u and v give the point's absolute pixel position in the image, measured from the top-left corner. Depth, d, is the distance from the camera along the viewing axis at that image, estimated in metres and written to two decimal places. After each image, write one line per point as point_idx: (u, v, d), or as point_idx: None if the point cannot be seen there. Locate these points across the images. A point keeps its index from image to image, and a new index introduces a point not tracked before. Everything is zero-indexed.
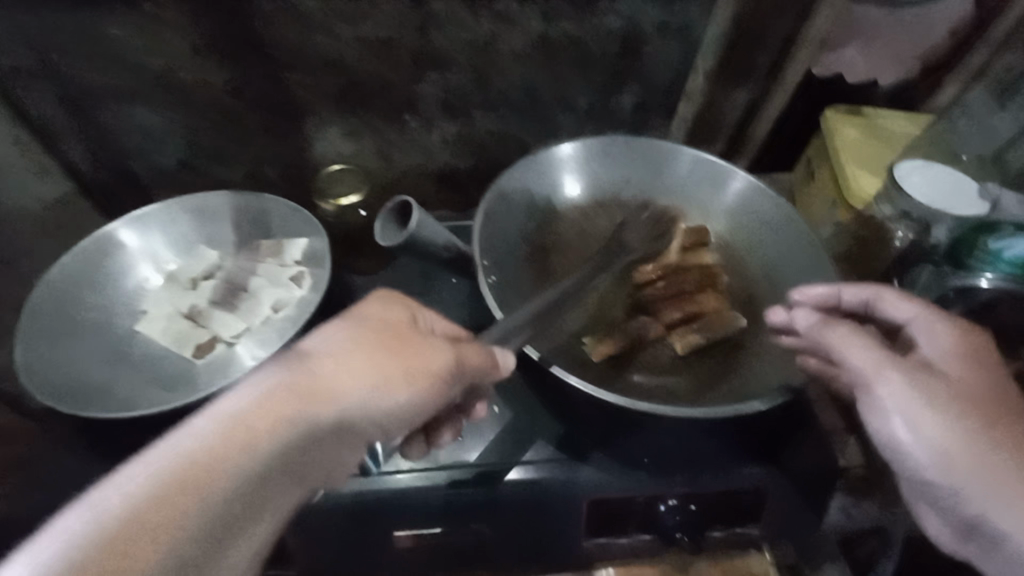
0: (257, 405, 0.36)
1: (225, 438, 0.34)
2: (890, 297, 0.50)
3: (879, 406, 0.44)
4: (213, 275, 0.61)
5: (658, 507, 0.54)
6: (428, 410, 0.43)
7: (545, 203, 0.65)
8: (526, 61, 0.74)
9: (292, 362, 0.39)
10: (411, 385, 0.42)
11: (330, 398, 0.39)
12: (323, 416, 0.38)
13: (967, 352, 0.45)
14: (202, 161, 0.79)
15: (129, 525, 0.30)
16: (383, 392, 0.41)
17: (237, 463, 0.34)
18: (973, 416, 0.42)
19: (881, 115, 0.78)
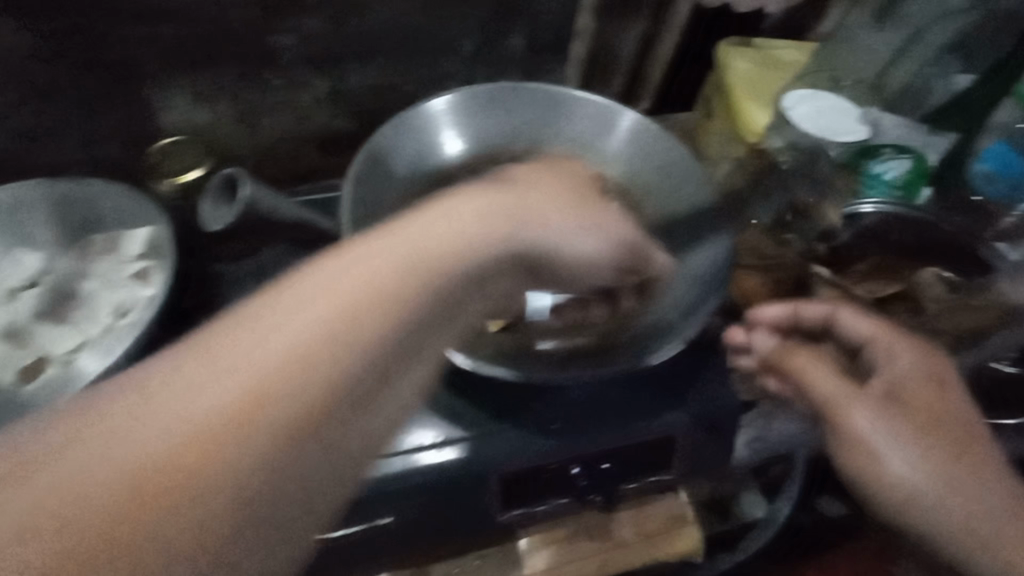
0: (284, 348, 0.28)
1: (297, 349, 0.29)
2: (847, 313, 0.50)
3: (855, 440, 0.42)
4: (35, 283, 0.51)
5: (572, 470, 0.53)
6: (493, 272, 0.39)
7: (426, 163, 0.58)
8: (395, 2, 0.66)
9: (349, 266, 0.32)
10: (472, 251, 0.38)
11: (405, 263, 0.34)
12: (419, 290, 0.34)
13: (932, 376, 0.44)
14: (13, 143, 0.64)
15: (158, 469, 0.25)
16: (456, 251, 0.37)
17: (323, 374, 0.29)
18: (939, 441, 0.41)
19: (769, 44, 0.77)
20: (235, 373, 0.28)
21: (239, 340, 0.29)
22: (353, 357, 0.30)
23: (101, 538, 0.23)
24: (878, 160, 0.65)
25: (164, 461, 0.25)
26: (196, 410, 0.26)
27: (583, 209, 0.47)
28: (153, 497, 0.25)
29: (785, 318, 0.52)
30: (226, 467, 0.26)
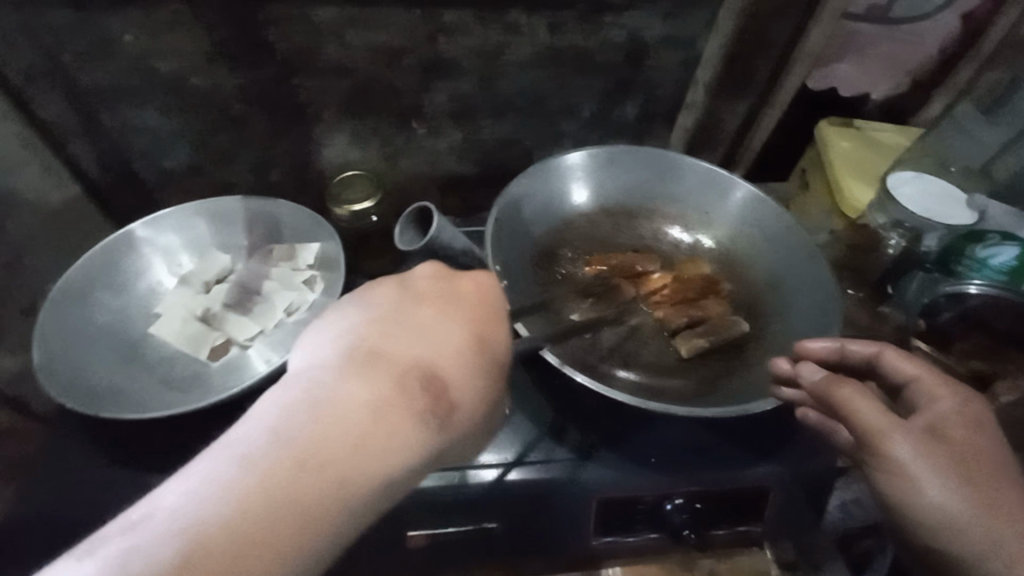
0: (269, 501, 0.30)
1: (280, 503, 0.30)
2: (893, 354, 0.48)
3: (894, 472, 0.41)
4: (226, 279, 0.62)
5: (666, 505, 0.56)
6: (463, 407, 0.38)
7: (555, 210, 0.67)
8: (534, 71, 0.75)
9: (295, 423, 0.33)
10: (377, 399, 0.35)
11: (354, 415, 0.34)
12: (360, 462, 0.33)
13: (971, 419, 0.43)
14: (210, 164, 0.78)
15: None
16: (381, 403, 0.35)
17: (313, 518, 0.31)
18: (981, 483, 0.40)
19: (871, 127, 0.82)
20: (188, 526, 0.29)
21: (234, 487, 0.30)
22: (317, 501, 0.31)
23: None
24: (985, 245, 0.65)
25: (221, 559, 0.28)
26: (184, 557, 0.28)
27: (489, 312, 0.42)
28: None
29: (831, 353, 0.51)
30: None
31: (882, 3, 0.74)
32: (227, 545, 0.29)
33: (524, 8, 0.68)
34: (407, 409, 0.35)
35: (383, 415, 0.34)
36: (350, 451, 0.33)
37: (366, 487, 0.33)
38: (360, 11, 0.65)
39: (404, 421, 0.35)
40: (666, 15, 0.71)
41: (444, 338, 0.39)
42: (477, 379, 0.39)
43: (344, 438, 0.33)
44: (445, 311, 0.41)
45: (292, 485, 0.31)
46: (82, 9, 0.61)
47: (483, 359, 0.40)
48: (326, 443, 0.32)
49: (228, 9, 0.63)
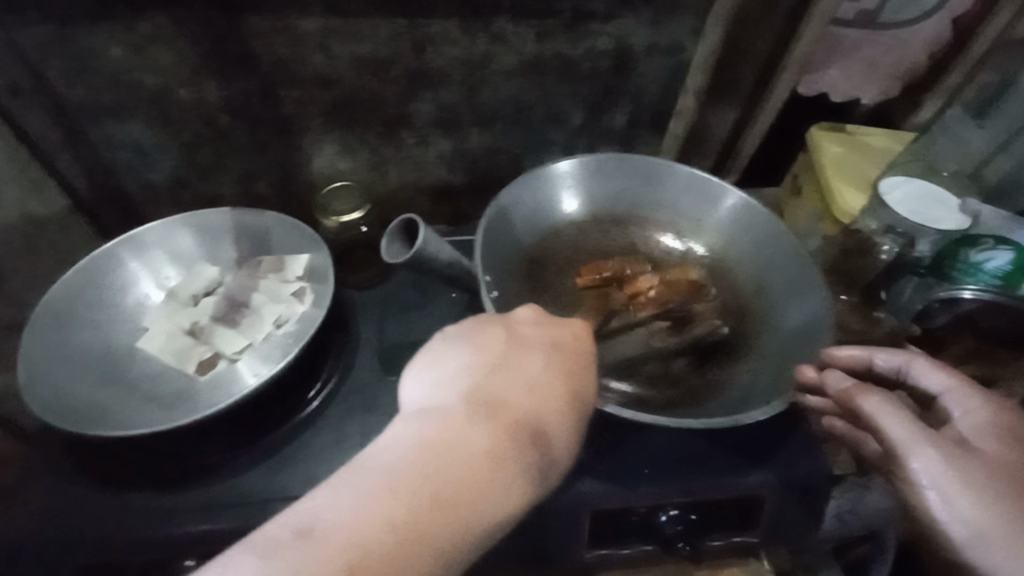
0: (397, 523, 0.34)
1: (422, 523, 0.35)
2: (922, 365, 0.49)
3: (920, 485, 0.41)
4: (213, 291, 0.62)
5: (659, 517, 0.55)
6: (561, 452, 0.42)
7: (544, 219, 0.66)
8: (520, 79, 0.75)
9: (415, 454, 0.37)
10: (489, 441, 0.39)
11: (470, 453, 0.38)
12: (474, 498, 0.36)
13: (999, 434, 0.44)
14: (198, 176, 0.78)
15: None
16: (489, 443, 0.39)
17: (437, 537, 0.35)
18: (1013, 498, 0.40)
19: (861, 132, 0.81)
20: (341, 534, 0.33)
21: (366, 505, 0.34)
22: (450, 524, 0.35)
23: None
24: (979, 249, 0.66)
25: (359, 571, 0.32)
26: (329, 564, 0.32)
27: (582, 364, 0.46)
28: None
29: (857, 362, 0.52)
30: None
31: (870, 9, 0.73)
32: (370, 553, 0.33)
33: (508, 18, 0.68)
34: (517, 448, 0.39)
35: (494, 460, 0.38)
36: (476, 485, 0.37)
37: (478, 521, 0.36)
38: (344, 23, 0.65)
39: (518, 461, 0.39)
40: (650, 23, 0.71)
41: (542, 388, 0.43)
42: (572, 428, 0.43)
43: (467, 476, 0.37)
44: (545, 361, 0.45)
45: (424, 511, 0.35)
46: (66, 24, 0.61)
47: (579, 410, 0.44)
48: (455, 475, 0.37)
49: (211, 21, 0.63)
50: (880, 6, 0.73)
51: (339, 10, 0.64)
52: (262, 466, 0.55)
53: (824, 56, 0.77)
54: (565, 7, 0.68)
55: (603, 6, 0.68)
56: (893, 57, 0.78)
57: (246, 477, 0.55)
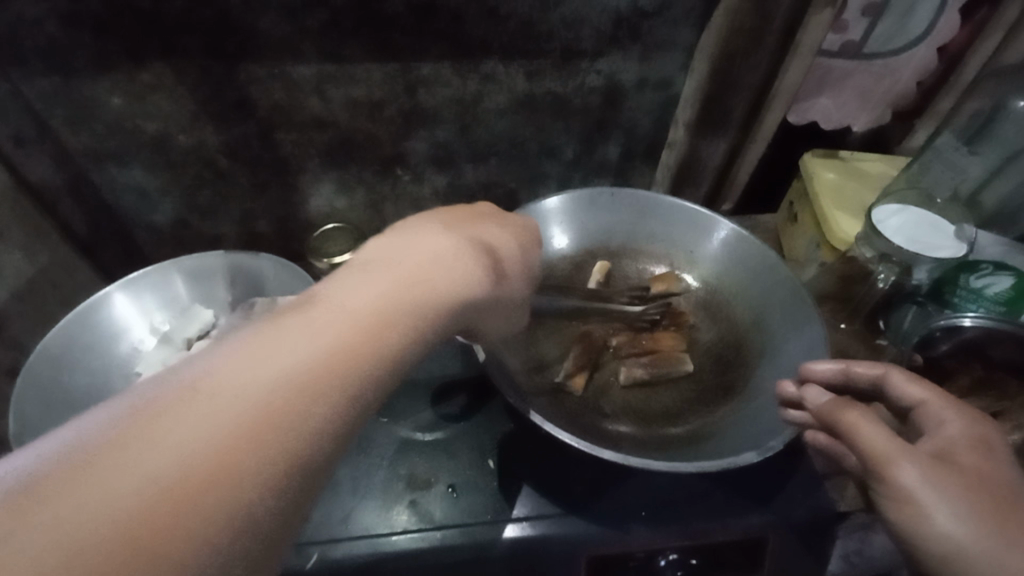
0: (380, 298, 0.34)
1: (385, 307, 0.34)
2: (900, 376, 0.47)
3: (900, 499, 0.39)
4: (207, 334, 0.61)
5: (659, 561, 0.53)
6: (512, 270, 0.44)
7: (539, 254, 0.67)
8: (512, 116, 0.76)
9: (379, 256, 0.38)
10: (450, 247, 0.40)
11: (431, 253, 0.39)
12: (446, 283, 0.37)
13: (981, 443, 0.41)
14: (198, 217, 0.79)
15: (290, 378, 0.29)
16: (451, 248, 0.40)
17: (405, 319, 0.34)
18: (997, 513, 0.37)
19: (856, 158, 0.81)
20: (337, 304, 0.33)
21: (347, 290, 0.34)
22: (428, 302, 0.36)
23: (347, 355, 0.31)
24: (978, 275, 0.66)
25: (343, 337, 0.32)
26: (316, 335, 0.31)
27: (523, 223, 0.49)
28: (291, 402, 0.29)
29: (835, 375, 0.51)
30: (320, 401, 0.30)
31: (855, 39, 0.73)
32: (363, 322, 0.33)
33: (498, 58, 0.69)
34: (468, 262, 0.40)
35: (451, 263, 0.39)
36: (426, 286, 0.36)
37: (453, 304, 0.37)
38: (339, 68, 0.67)
39: (471, 270, 0.40)
40: (639, 59, 0.72)
41: (485, 221, 0.46)
42: (516, 253, 0.45)
43: (434, 264, 0.38)
44: (488, 219, 0.46)
45: (373, 309, 0.34)
46: (68, 77, 0.62)
47: (526, 247, 0.47)
48: (409, 280, 0.36)
49: (209, 69, 0.65)
50: (865, 38, 0.74)
51: (333, 56, 0.65)
52: None
53: (813, 86, 0.78)
54: (554, 47, 0.69)
55: (592, 44, 0.69)
56: (883, 83, 0.79)
57: None
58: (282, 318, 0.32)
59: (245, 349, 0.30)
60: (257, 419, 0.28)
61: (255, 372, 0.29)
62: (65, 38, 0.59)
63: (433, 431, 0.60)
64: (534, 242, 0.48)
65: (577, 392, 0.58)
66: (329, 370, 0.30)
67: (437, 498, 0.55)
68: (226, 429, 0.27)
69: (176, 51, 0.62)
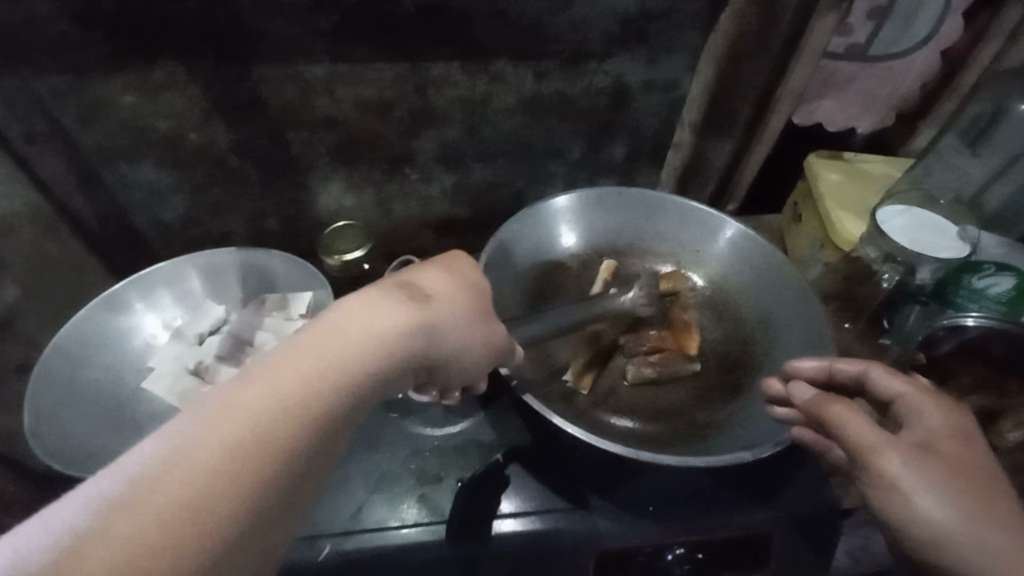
0: (290, 380, 0.32)
1: (295, 387, 0.32)
2: (880, 371, 0.48)
3: (886, 487, 0.39)
4: (219, 330, 0.62)
5: (666, 555, 0.54)
6: (455, 315, 0.42)
7: (546, 253, 0.67)
8: (520, 117, 0.77)
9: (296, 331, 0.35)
10: (372, 306, 0.37)
11: (349, 317, 0.36)
12: (365, 349, 0.35)
13: (960, 432, 0.42)
14: (208, 215, 0.80)
15: (185, 492, 0.27)
16: (375, 307, 0.37)
17: (321, 395, 0.32)
18: (978, 497, 0.38)
19: (860, 159, 0.82)
20: (239, 394, 0.31)
21: (250, 376, 0.32)
22: (347, 373, 0.34)
23: (252, 452, 0.29)
24: (980, 276, 0.66)
25: (247, 430, 0.29)
26: (216, 435, 0.29)
27: (462, 266, 0.47)
28: (186, 521, 0.26)
29: (820, 373, 0.52)
30: (241, 491, 0.28)
31: (860, 42, 0.74)
32: (269, 408, 0.30)
33: (507, 59, 0.70)
34: (404, 311, 0.38)
35: (372, 323, 0.36)
36: (356, 349, 0.35)
37: (374, 369, 0.35)
38: (350, 68, 0.67)
39: (407, 320, 0.38)
40: (646, 60, 0.73)
41: (416, 272, 0.43)
42: (454, 297, 0.43)
43: (355, 329, 0.36)
44: (424, 263, 0.45)
45: (297, 382, 0.32)
46: (82, 75, 0.63)
47: (468, 290, 0.45)
48: (337, 344, 0.35)
49: (221, 69, 0.65)
50: (870, 41, 0.74)
51: (344, 56, 0.66)
52: None
53: (817, 88, 0.79)
54: (563, 48, 0.70)
55: (599, 46, 0.70)
56: (886, 86, 0.80)
57: None
58: (179, 423, 0.30)
59: (140, 465, 0.27)
60: (170, 522, 0.26)
61: (148, 496, 0.26)
62: (80, 37, 0.60)
63: (444, 427, 0.61)
64: (484, 281, 0.47)
65: (585, 390, 0.59)
66: (231, 472, 0.28)
67: (445, 492, 0.56)
68: (121, 561, 0.24)
69: (188, 51, 0.63)
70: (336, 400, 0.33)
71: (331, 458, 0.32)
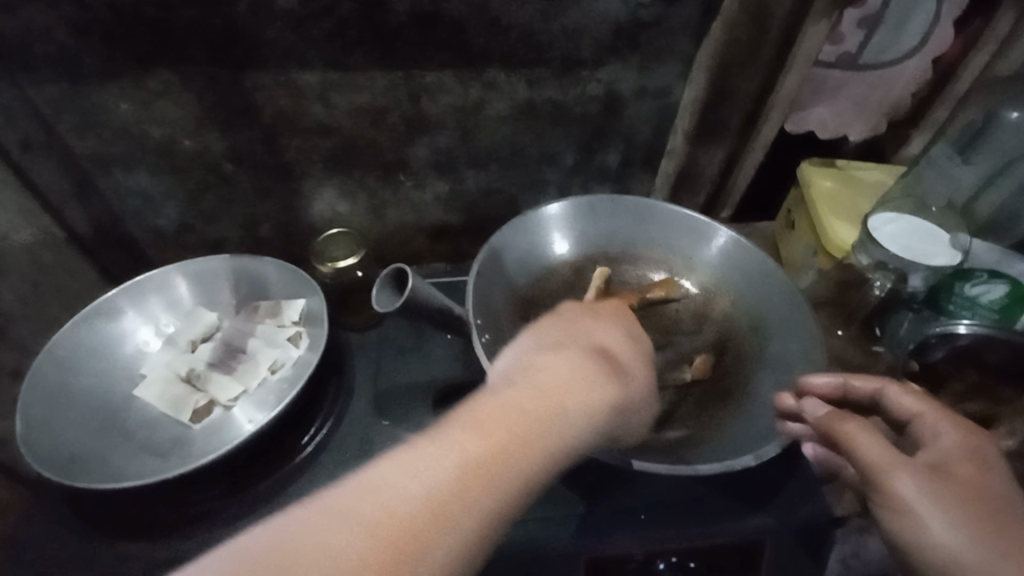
0: (525, 415, 0.37)
1: (531, 422, 0.37)
2: (896, 390, 0.49)
3: (896, 510, 0.40)
4: (211, 336, 0.62)
5: (658, 565, 0.53)
6: (647, 386, 0.46)
7: (537, 260, 0.67)
8: (513, 124, 0.77)
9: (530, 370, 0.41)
10: (589, 368, 0.42)
11: (570, 371, 0.41)
12: (577, 406, 0.39)
13: (976, 456, 0.42)
14: (202, 221, 0.80)
15: (453, 487, 0.33)
16: (592, 369, 0.42)
17: (547, 436, 0.37)
18: (992, 523, 0.38)
19: (852, 166, 0.83)
20: (490, 415, 0.37)
21: (499, 403, 0.38)
22: (567, 422, 0.38)
23: (496, 468, 0.34)
24: (972, 283, 0.67)
25: (495, 448, 0.35)
26: (475, 444, 0.35)
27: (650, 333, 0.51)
28: (448, 508, 0.32)
29: (835, 389, 0.52)
30: (474, 515, 0.33)
31: (851, 50, 0.75)
32: (512, 435, 0.36)
33: (500, 67, 0.70)
34: (600, 385, 0.41)
35: (583, 380, 0.41)
36: (561, 400, 0.39)
37: (587, 425, 0.39)
38: (344, 76, 0.68)
39: (603, 395, 0.41)
40: (638, 68, 0.73)
41: (614, 336, 0.48)
42: (648, 367, 0.47)
43: (571, 383, 0.40)
44: (619, 326, 0.50)
45: (523, 417, 0.37)
46: (77, 83, 0.63)
47: (651, 358, 0.48)
48: (546, 405, 0.38)
49: (216, 77, 0.66)
50: (860, 49, 0.75)
51: (338, 64, 0.66)
52: (252, 516, 0.55)
53: (809, 96, 0.80)
54: (555, 56, 0.70)
55: (591, 54, 0.70)
56: (878, 93, 0.80)
57: (238, 527, 0.55)
58: (455, 423, 0.36)
59: (420, 450, 0.34)
60: (437, 506, 0.32)
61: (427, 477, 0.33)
62: (74, 46, 0.60)
63: None
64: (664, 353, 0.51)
65: None
66: (479, 478, 0.34)
67: None
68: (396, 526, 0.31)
69: (182, 58, 0.63)
70: (548, 454, 0.36)
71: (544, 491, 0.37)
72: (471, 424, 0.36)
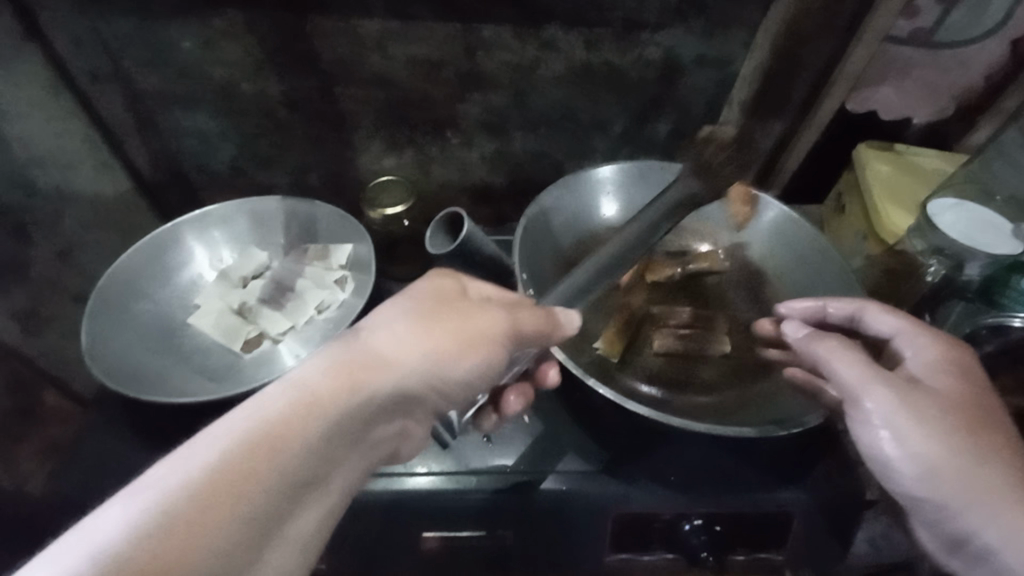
0: (287, 420, 0.34)
1: (298, 430, 0.34)
2: (874, 311, 0.53)
3: (870, 421, 0.45)
4: (262, 274, 0.65)
5: (683, 525, 0.55)
6: (492, 368, 0.45)
7: (583, 222, 0.68)
8: (567, 86, 0.76)
9: (326, 361, 0.38)
10: (393, 369, 0.40)
11: (389, 367, 0.40)
12: (359, 407, 0.37)
13: (952, 366, 0.47)
14: (253, 166, 0.81)
15: (172, 522, 0.29)
16: (393, 366, 0.40)
17: (302, 443, 0.34)
18: (961, 425, 0.44)
19: (913, 151, 0.80)
20: (254, 422, 0.34)
21: (275, 399, 0.35)
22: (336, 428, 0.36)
23: (235, 488, 0.31)
24: None
25: (243, 458, 0.32)
26: (224, 456, 0.32)
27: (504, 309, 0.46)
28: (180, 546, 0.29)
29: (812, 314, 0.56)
30: (203, 547, 0.29)
31: (926, 28, 0.72)
32: (264, 446, 0.33)
33: (560, 25, 0.69)
34: (380, 389, 0.39)
35: (362, 375, 0.38)
36: (333, 403, 0.36)
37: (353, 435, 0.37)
38: (404, 25, 0.68)
39: (378, 399, 0.39)
40: (702, 33, 0.71)
41: (451, 325, 0.43)
42: (480, 357, 0.44)
43: (352, 387, 0.37)
44: (463, 304, 0.45)
45: (288, 449, 0.33)
46: (147, 18, 0.65)
47: (482, 342, 0.44)
48: (318, 416, 0.35)
49: (279, 20, 0.66)
50: (937, 26, 0.72)
51: (398, 12, 0.66)
52: None
53: (878, 74, 0.77)
54: (617, 16, 0.69)
55: (655, 16, 0.69)
56: (951, 76, 0.77)
57: None
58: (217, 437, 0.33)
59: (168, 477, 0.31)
60: (171, 536, 0.29)
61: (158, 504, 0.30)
62: None
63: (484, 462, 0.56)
64: (534, 331, 0.47)
65: (615, 358, 0.60)
66: (217, 498, 0.31)
67: (472, 447, 0.57)
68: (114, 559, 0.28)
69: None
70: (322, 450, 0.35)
71: (297, 508, 0.34)
72: (226, 433, 0.33)
